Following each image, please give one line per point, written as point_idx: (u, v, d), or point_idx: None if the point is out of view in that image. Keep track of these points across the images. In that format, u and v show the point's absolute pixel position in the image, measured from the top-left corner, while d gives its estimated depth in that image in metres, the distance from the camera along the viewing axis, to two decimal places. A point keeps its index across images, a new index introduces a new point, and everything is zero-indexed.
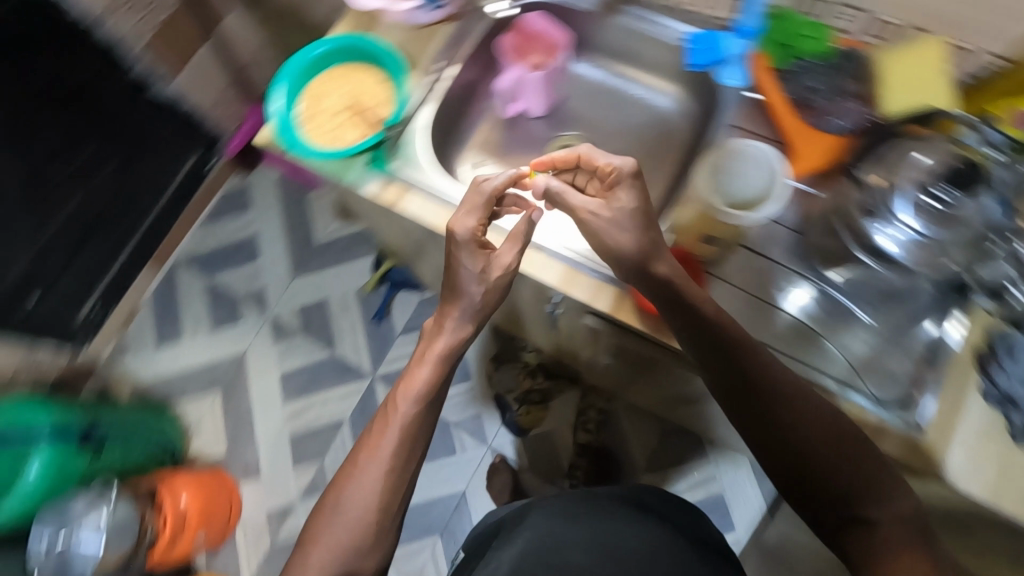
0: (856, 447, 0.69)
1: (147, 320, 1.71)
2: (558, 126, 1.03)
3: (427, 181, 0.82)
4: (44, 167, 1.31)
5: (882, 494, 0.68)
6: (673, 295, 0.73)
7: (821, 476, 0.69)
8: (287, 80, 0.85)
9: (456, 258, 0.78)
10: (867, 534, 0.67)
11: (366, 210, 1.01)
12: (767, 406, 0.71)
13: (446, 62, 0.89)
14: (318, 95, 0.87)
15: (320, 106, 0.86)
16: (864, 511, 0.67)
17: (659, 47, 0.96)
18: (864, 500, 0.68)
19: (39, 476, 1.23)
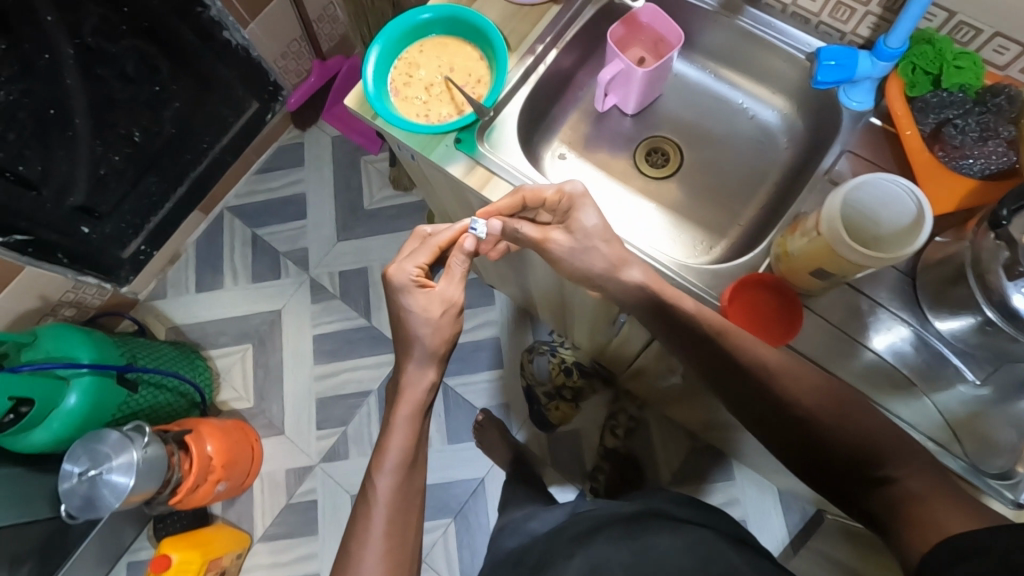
0: (844, 414, 0.65)
1: (189, 264, 1.73)
2: (640, 127, 0.84)
3: (513, 167, 0.72)
4: (111, 99, 1.30)
5: (900, 457, 0.62)
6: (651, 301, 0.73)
7: (822, 449, 0.66)
8: (383, 40, 0.71)
9: (398, 301, 0.79)
10: (892, 493, 0.60)
11: (435, 186, 0.97)
12: (753, 397, 0.70)
13: (547, 44, 0.74)
14: (411, 63, 0.73)
15: (414, 75, 0.73)
16: (885, 470, 0.61)
17: (783, 59, 0.76)
18: (879, 461, 0.62)
19: (80, 404, 1.20)
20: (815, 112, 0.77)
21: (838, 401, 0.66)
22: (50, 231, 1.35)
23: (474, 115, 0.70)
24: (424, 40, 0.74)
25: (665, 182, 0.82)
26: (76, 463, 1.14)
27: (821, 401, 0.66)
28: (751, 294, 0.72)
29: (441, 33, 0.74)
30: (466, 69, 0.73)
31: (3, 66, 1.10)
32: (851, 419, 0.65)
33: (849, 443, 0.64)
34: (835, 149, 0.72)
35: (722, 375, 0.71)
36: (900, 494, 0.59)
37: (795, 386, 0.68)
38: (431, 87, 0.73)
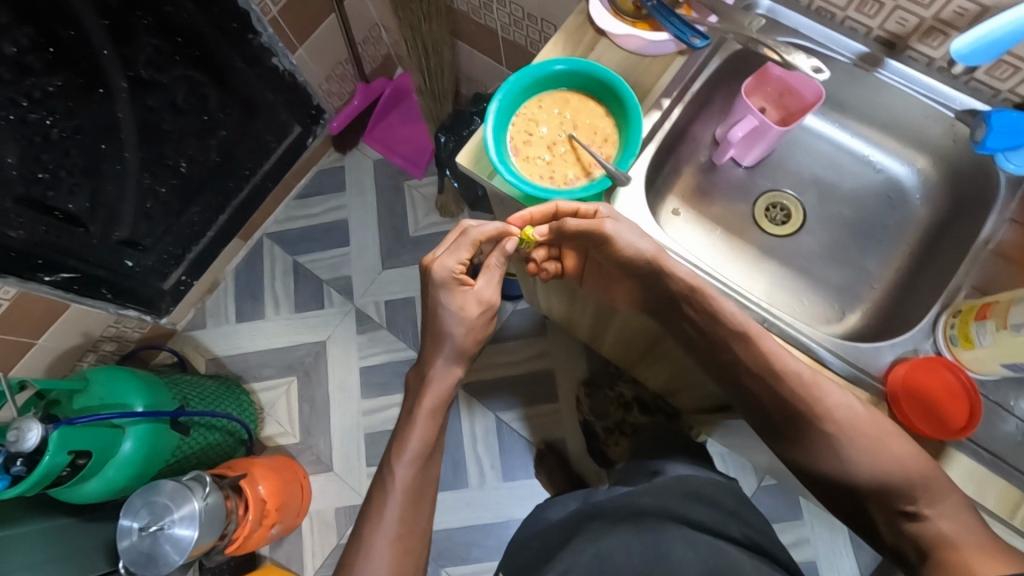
0: (877, 439, 0.64)
1: (228, 292, 1.67)
2: (758, 178, 0.81)
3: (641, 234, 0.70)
4: (159, 130, 1.25)
5: (933, 491, 0.61)
6: (673, 297, 0.71)
7: (850, 474, 0.66)
8: (504, 96, 0.67)
9: (436, 298, 0.74)
10: (920, 531, 0.61)
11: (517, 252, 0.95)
12: (777, 402, 0.68)
13: (672, 98, 0.71)
14: (532, 118, 0.70)
15: (536, 132, 0.70)
16: (916, 505, 0.62)
17: (925, 116, 0.71)
18: (909, 496, 0.62)
19: (136, 452, 1.15)
20: (957, 171, 0.73)
21: (875, 425, 0.64)
22: (97, 268, 1.28)
23: (609, 178, 0.66)
24: (543, 94, 0.71)
25: (787, 240, 0.79)
26: (136, 519, 1.09)
27: (856, 423, 0.65)
28: (930, 378, 0.64)
29: (563, 87, 0.71)
30: (591, 126, 0.70)
31: (59, 102, 1.05)
32: (885, 445, 0.63)
33: (879, 471, 0.63)
34: (994, 217, 0.66)
35: (749, 385, 0.70)
36: (930, 534, 0.60)
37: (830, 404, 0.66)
38: (553, 146, 0.70)
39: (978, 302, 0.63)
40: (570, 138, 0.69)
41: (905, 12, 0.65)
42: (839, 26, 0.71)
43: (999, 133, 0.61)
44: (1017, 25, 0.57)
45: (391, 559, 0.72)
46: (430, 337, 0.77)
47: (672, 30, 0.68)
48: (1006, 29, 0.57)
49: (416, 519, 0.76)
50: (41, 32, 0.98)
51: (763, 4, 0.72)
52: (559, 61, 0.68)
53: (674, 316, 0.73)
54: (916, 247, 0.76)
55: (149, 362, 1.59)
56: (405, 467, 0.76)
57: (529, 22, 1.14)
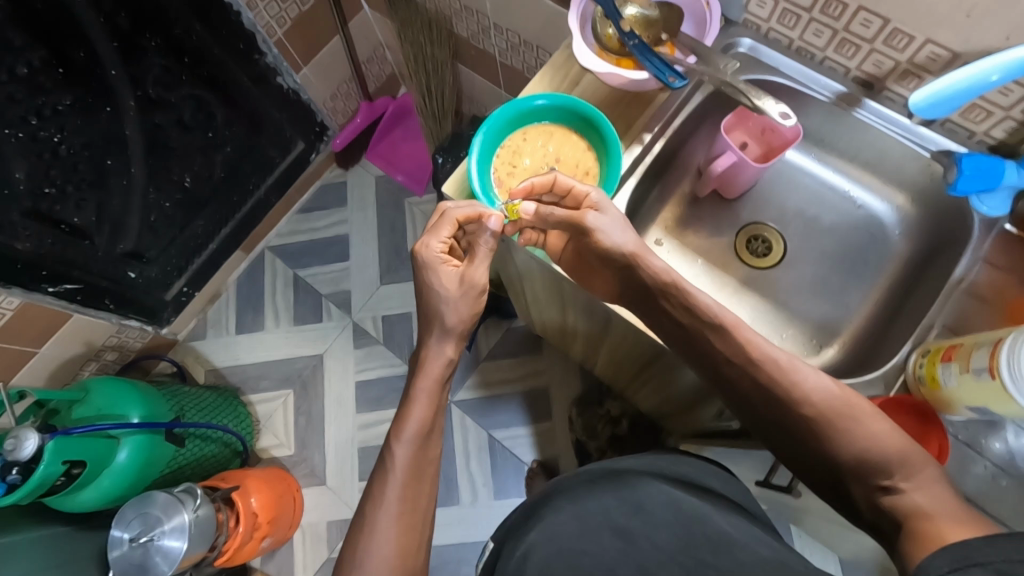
0: (853, 416, 0.62)
1: (230, 303, 1.70)
2: (741, 209, 0.83)
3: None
4: (165, 145, 1.28)
5: (908, 467, 0.58)
6: (651, 287, 0.72)
7: (830, 451, 0.62)
8: (490, 129, 0.73)
9: (423, 281, 0.76)
10: (895, 505, 0.57)
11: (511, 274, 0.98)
12: (755, 399, 0.67)
13: (654, 132, 0.74)
14: (517, 150, 0.76)
15: (521, 163, 0.76)
16: (893, 480, 0.58)
17: (903, 155, 0.74)
18: (884, 469, 0.59)
19: (130, 462, 1.16)
20: (934, 210, 0.75)
21: (846, 402, 0.62)
22: (100, 279, 1.31)
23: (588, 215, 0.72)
24: (528, 126, 0.76)
25: (767, 272, 0.81)
26: (127, 529, 1.11)
27: (829, 400, 0.63)
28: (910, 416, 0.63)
29: (546, 120, 0.76)
30: (572, 158, 0.75)
31: (68, 120, 1.09)
32: (858, 421, 0.61)
33: (855, 446, 0.61)
34: (967, 257, 0.68)
35: (723, 366, 0.69)
36: (905, 507, 0.56)
37: (803, 381, 0.65)
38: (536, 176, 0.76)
39: (946, 341, 0.62)
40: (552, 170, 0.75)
41: (881, 55, 0.68)
42: (819, 65, 0.73)
43: (968, 176, 0.62)
44: (979, 79, 0.57)
45: (392, 560, 0.68)
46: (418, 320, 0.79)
47: (654, 70, 0.68)
48: (968, 82, 0.58)
49: (420, 509, 0.72)
50: (52, 53, 1.01)
51: (745, 43, 0.74)
52: (540, 96, 0.73)
53: (653, 309, 0.73)
54: (891, 282, 0.78)
55: (149, 372, 1.61)
56: (402, 446, 0.73)
57: (526, 48, 1.16)
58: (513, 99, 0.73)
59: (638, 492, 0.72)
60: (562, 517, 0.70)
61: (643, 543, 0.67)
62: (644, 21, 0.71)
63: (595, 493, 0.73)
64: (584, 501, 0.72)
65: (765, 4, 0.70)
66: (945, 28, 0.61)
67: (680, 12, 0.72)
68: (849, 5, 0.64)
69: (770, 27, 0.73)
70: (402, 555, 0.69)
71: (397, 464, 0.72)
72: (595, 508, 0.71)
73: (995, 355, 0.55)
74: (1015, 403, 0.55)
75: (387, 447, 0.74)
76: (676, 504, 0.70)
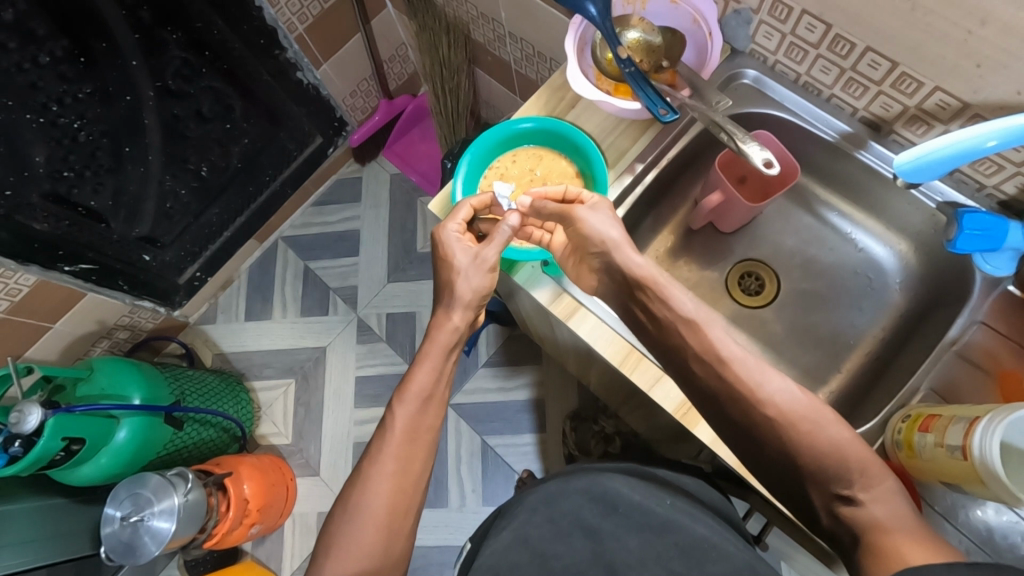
0: (813, 424, 0.58)
1: (240, 291, 1.73)
2: (737, 247, 0.82)
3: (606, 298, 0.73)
4: (184, 134, 1.30)
5: (867, 478, 0.56)
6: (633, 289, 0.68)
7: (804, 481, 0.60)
8: (474, 154, 0.77)
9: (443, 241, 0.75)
10: (852, 516, 0.56)
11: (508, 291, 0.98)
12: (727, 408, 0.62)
13: (646, 162, 0.73)
14: (503, 173, 0.80)
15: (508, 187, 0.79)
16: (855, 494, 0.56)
17: (906, 203, 0.71)
18: (844, 478, 0.56)
19: (128, 442, 1.19)
20: (937, 263, 0.72)
21: (811, 409, 0.59)
22: (115, 261, 1.35)
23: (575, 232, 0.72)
24: (518, 149, 0.80)
25: (757, 311, 0.79)
26: (119, 508, 1.15)
27: (793, 407, 0.60)
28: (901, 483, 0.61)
29: (535, 144, 0.79)
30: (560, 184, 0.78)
31: (88, 108, 1.12)
32: (819, 430, 0.58)
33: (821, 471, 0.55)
34: (963, 317, 0.65)
35: (691, 365, 0.64)
36: (869, 522, 0.55)
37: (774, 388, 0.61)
38: None
39: (928, 408, 0.60)
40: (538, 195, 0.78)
41: (889, 97, 0.64)
42: (825, 103, 0.70)
43: (969, 235, 0.59)
44: (975, 144, 0.54)
45: (382, 518, 0.67)
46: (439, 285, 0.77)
47: (644, 101, 0.66)
48: (963, 146, 0.55)
49: (418, 471, 0.70)
50: (74, 44, 1.04)
51: (750, 74, 0.72)
52: (527, 120, 0.76)
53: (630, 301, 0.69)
54: (887, 332, 0.75)
55: (160, 351, 1.66)
56: (402, 407, 0.72)
57: (539, 59, 1.14)
58: (500, 123, 0.76)
59: (612, 492, 0.70)
60: (532, 520, 0.68)
61: (615, 548, 0.65)
62: (646, 47, 0.70)
63: (566, 489, 0.70)
64: (558, 500, 0.69)
65: (771, 36, 0.67)
66: (955, 77, 0.57)
67: (682, 39, 0.70)
68: (856, 44, 0.61)
69: (777, 60, 0.70)
70: (392, 513, 0.67)
71: (397, 432, 0.71)
72: (565, 509, 0.69)
73: (970, 435, 0.53)
74: (988, 488, 0.52)
75: (388, 410, 0.73)
76: (648, 509, 0.68)
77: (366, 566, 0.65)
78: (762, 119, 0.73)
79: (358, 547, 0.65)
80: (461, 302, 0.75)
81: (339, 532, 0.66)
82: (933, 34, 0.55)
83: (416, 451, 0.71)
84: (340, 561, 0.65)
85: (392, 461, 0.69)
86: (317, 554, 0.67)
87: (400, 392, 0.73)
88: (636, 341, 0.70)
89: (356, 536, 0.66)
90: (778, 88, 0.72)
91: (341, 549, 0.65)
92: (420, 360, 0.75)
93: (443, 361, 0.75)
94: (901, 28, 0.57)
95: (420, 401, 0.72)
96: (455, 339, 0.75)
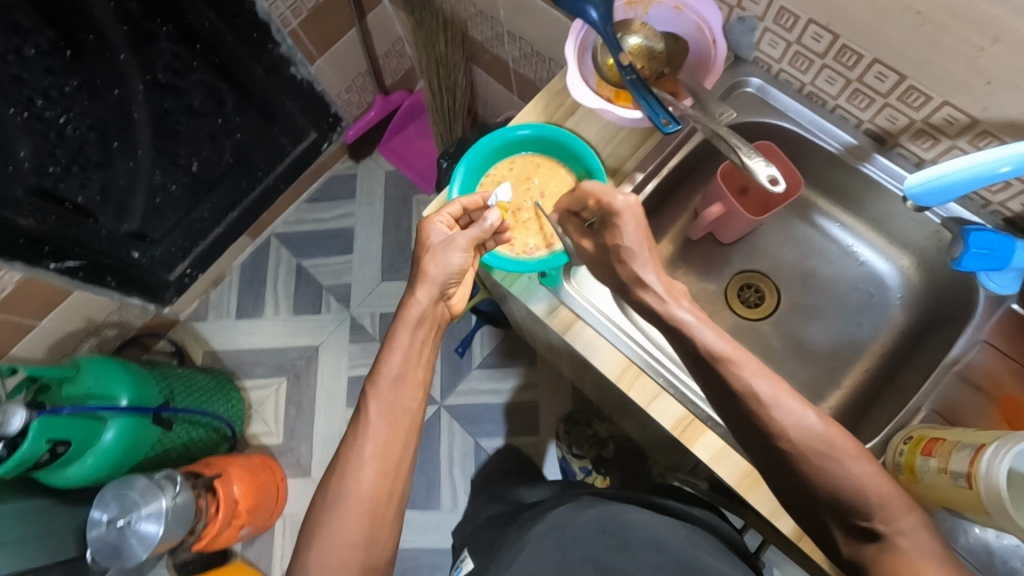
0: (835, 454, 0.54)
1: (232, 288, 1.71)
2: (737, 258, 0.81)
3: (600, 309, 0.71)
4: (174, 130, 1.28)
5: (891, 511, 0.53)
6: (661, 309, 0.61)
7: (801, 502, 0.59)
8: (469, 161, 0.76)
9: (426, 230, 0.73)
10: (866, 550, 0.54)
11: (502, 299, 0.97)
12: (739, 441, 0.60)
13: (645, 171, 0.72)
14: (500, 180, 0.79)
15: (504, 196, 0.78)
16: (872, 523, 0.53)
17: (910, 220, 0.71)
18: (863, 510, 0.53)
19: (116, 442, 1.17)
20: (939, 278, 0.71)
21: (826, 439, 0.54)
22: (103, 257, 1.32)
23: (565, 255, 0.71)
24: (515, 156, 0.79)
25: (757, 324, 0.79)
26: (105, 510, 1.13)
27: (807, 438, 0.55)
28: None
29: (533, 151, 0.78)
30: (557, 194, 0.77)
31: (75, 102, 1.09)
32: (839, 462, 0.54)
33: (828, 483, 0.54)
34: (965, 337, 0.64)
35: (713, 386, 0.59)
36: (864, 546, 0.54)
37: (783, 416, 0.55)
38: (519, 211, 0.77)
39: (931, 431, 0.59)
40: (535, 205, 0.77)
41: (895, 111, 0.63)
42: (830, 114, 0.69)
43: (975, 254, 0.58)
44: (987, 170, 0.53)
45: (366, 502, 0.65)
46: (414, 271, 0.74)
47: (646, 111, 0.64)
48: (974, 172, 0.54)
49: (398, 454, 0.68)
50: (61, 36, 1.01)
51: (753, 82, 0.70)
52: (524, 128, 0.75)
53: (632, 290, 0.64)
54: (886, 349, 0.75)
55: (150, 348, 1.63)
56: (377, 395, 0.69)
57: (538, 59, 1.12)
58: (497, 130, 0.75)
59: (624, 525, 0.69)
60: (541, 543, 0.69)
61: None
62: (647, 53, 0.68)
63: (578, 518, 0.71)
64: (568, 530, 0.70)
65: (776, 44, 0.66)
66: (963, 92, 0.56)
67: (685, 45, 0.69)
68: (863, 56, 0.60)
69: (781, 69, 0.69)
70: (376, 498, 0.66)
71: (373, 417, 0.68)
72: (575, 538, 0.69)
73: (976, 462, 0.52)
74: (990, 516, 0.52)
75: (364, 397, 0.70)
76: (660, 542, 0.67)
77: (354, 554, 0.64)
78: (764, 129, 0.71)
79: (342, 534, 0.64)
80: (426, 279, 0.72)
81: (320, 521, 0.64)
82: (943, 48, 0.54)
83: (394, 436, 0.69)
84: (326, 549, 0.63)
85: (371, 445, 0.67)
86: (299, 544, 0.65)
87: (372, 377, 0.71)
88: (635, 357, 0.69)
89: (339, 523, 0.64)
90: (781, 98, 0.70)
91: (323, 538, 0.64)
92: (389, 341, 0.72)
93: (413, 340, 0.72)
94: (910, 42, 0.55)
95: (393, 381, 0.69)
96: (422, 317, 0.72)
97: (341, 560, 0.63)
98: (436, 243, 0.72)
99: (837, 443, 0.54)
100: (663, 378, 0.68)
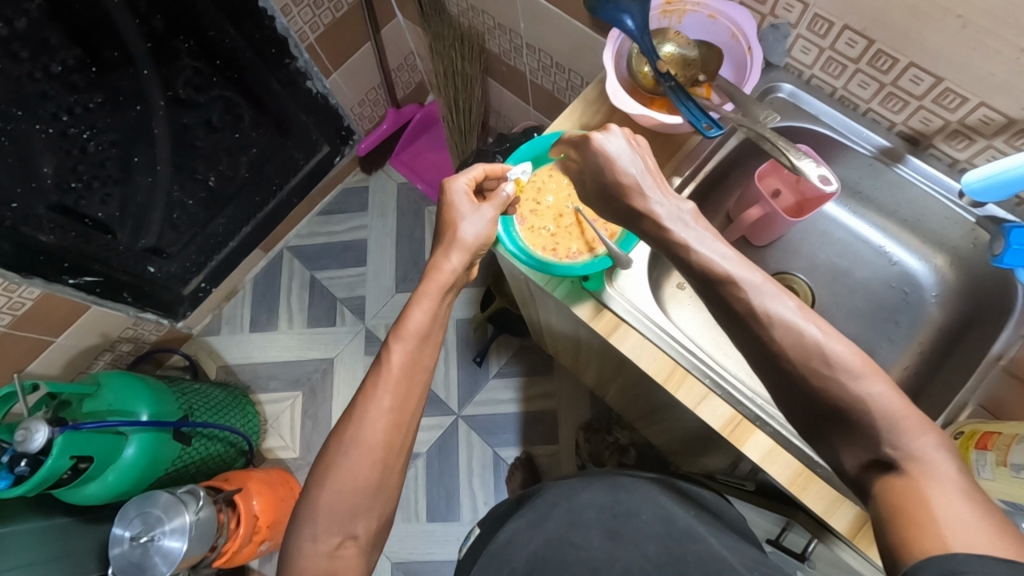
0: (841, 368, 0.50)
1: (245, 301, 1.70)
2: (766, 261, 0.86)
3: (643, 312, 0.72)
4: (194, 145, 1.28)
5: (900, 433, 0.48)
6: (663, 227, 0.60)
7: None
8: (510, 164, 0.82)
9: (452, 188, 0.74)
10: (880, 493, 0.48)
11: (533, 308, 0.98)
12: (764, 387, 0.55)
13: (683, 176, 0.76)
14: (541, 188, 0.83)
15: (543, 202, 0.82)
16: (881, 449, 0.48)
17: (942, 220, 0.76)
18: (871, 434, 0.49)
19: (137, 458, 1.16)
20: (973, 278, 0.77)
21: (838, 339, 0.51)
22: (119, 274, 1.31)
23: (609, 258, 0.72)
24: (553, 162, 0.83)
25: None
26: (128, 527, 1.13)
27: (805, 344, 0.50)
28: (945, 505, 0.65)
29: None
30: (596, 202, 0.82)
31: (98, 118, 1.09)
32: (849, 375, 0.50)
33: (837, 407, 0.50)
34: (1007, 333, 0.69)
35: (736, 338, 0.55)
36: None
37: (784, 330, 0.51)
38: (561, 218, 0.81)
39: (982, 426, 0.64)
40: (576, 212, 0.81)
41: (929, 112, 0.69)
42: (862, 117, 0.75)
43: (1016, 251, 0.63)
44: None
45: (378, 452, 0.61)
46: (442, 232, 0.73)
47: (690, 119, 0.68)
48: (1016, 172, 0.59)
49: (413, 408, 0.65)
50: (87, 53, 1.02)
51: (785, 88, 0.76)
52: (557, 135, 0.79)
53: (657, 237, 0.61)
54: (925, 347, 0.79)
55: (163, 363, 1.63)
56: (400, 344, 0.65)
57: (557, 70, 1.14)
58: (541, 137, 0.80)
59: (632, 496, 0.72)
60: (554, 515, 0.71)
61: (630, 553, 0.65)
62: (681, 60, 0.75)
63: (587, 486, 0.73)
64: (577, 496, 0.72)
65: (809, 50, 0.72)
66: (1001, 93, 0.61)
67: (719, 53, 0.75)
68: (899, 60, 0.66)
69: (813, 74, 0.75)
70: (388, 448, 0.62)
71: (393, 366, 0.64)
72: (586, 503, 0.71)
73: None
74: None
75: (385, 348, 0.66)
76: (668, 518, 0.69)
77: (358, 500, 0.60)
78: (799, 133, 0.77)
79: (353, 479, 0.60)
80: (458, 243, 0.71)
81: (328, 468, 0.60)
82: (983, 51, 0.59)
83: (414, 388, 0.65)
84: (339, 499, 0.60)
85: (390, 396, 0.63)
86: (309, 481, 0.61)
87: (397, 330, 0.67)
88: (681, 359, 0.70)
89: (349, 469, 0.60)
90: (812, 103, 0.76)
91: (335, 483, 0.60)
92: (415, 298, 0.69)
93: (440, 302, 0.69)
94: (951, 46, 0.61)
95: (418, 340, 0.66)
96: (449, 284, 0.70)
97: (350, 509, 0.60)
98: (456, 201, 0.74)
99: (843, 363, 0.49)
100: (710, 379, 0.69)
